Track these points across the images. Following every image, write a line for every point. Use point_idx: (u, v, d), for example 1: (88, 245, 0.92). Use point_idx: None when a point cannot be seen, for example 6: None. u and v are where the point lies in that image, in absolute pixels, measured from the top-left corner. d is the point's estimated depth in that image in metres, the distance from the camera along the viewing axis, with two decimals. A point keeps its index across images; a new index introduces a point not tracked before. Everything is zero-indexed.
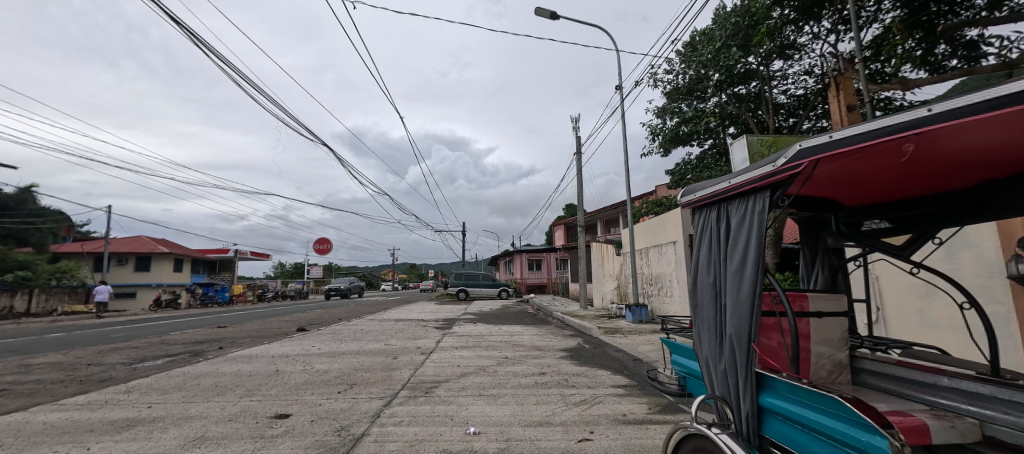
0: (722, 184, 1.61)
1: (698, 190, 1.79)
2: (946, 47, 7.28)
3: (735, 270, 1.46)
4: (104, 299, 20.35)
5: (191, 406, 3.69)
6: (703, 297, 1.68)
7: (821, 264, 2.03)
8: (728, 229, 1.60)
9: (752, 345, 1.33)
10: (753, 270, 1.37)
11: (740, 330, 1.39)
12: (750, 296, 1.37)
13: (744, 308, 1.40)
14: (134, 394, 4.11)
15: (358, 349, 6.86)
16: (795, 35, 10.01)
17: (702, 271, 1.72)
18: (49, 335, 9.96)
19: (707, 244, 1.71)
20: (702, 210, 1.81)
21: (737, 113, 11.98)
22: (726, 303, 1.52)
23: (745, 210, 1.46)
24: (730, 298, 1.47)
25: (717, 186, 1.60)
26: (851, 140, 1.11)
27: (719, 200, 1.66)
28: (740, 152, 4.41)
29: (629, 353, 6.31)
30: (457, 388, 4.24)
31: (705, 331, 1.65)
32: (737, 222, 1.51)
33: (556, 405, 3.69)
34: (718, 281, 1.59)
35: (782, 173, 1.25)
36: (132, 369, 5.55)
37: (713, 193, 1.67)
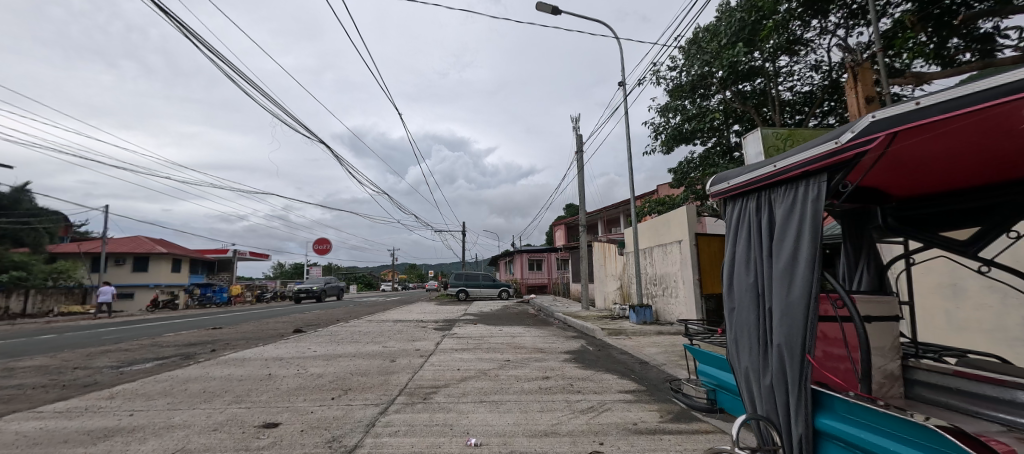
0: (765, 169, 1.51)
1: (733, 177, 1.71)
2: (958, 41, 7.13)
3: (783, 270, 1.38)
4: (106, 299, 20.32)
5: (175, 414, 3.48)
6: (741, 299, 1.60)
7: (866, 263, 1.85)
8: (770, 224, 1.52)
9: (807, 357, 1.26)
10: (806, 273, 1.29)
11: (792, 341, 1.32)
12: (803, 303, 1.29)
13: (796, 316, 1.32)
14: (116, 401, 3.90)
15: (355, 351, 6.66)
16: (801, 31, 9.82)
17: (739, 270, 1.64)
18: (40, 337, 9.76)
19: (744, 240, 1.64)
20: (736, 199, 1.74)
21: (743, 110, 11.79)
22: (771, 308, 1.44)
23: (796, 201, 1.38)
24: (777, 303, 1.40)
25: (760, 171, 1.50)
26: (939, 107, 0.96)
27: (760, 188, 1.57)
28: (754, 146, 4.21)
29: (635, 355, 6.11)
30: (457, 394, 4.03)
31: (744, 338, 1.57)
32: (784, 216, 1.42)
33: (562, 413, 3.49)
34: (760, 283, 1.52)
35: (848, 150, 1.17)
36: (119, 373, 5.33)
37: (753, 180, 1.58)
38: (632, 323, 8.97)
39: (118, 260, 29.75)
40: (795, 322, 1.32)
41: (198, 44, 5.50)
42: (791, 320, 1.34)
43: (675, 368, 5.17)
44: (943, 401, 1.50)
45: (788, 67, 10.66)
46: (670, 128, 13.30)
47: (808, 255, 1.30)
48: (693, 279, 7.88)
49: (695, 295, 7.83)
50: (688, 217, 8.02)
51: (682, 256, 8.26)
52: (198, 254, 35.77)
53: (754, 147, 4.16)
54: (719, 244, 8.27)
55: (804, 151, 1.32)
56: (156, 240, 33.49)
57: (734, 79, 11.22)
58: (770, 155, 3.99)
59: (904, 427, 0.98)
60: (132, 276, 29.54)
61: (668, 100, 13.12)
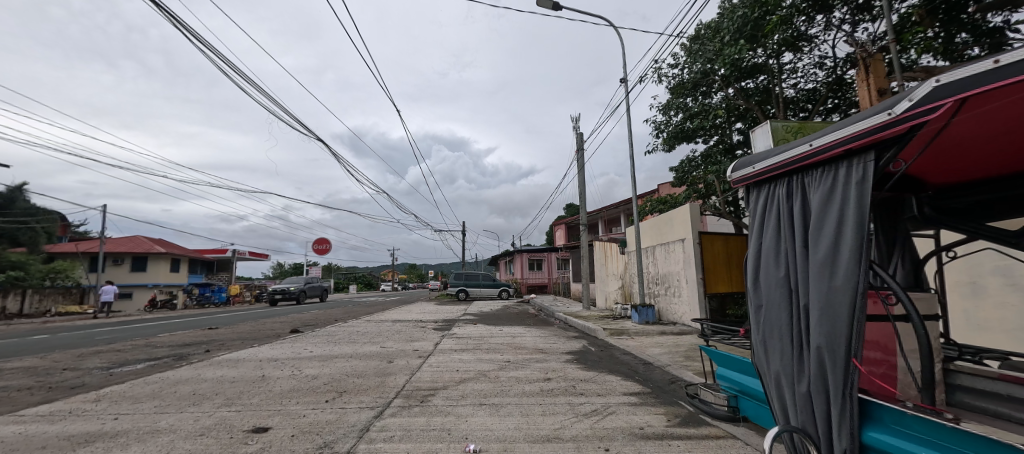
0: (800, 148, 1.45)
1: (761, 162, 1.66)
2: (966, 36, 6.96)
3: (820, 264, 1.32)
4: (107, 299, 20.30)
5: (161, 418, 3.33)
6: (771, 295, 1.55)
7: (901, 257, 1.79)
8: (804, 214, 1.47)
9: (855, 362, 1.19)
10: (849, 267, 1.22)
11: (833, 343, 1.26)
12: (847, 301, 1.22)
13: (837, 316, 1.25)
14: (102, 404, 3.75)
15: (352, 352, 6.52)
16: (806, 27, 9.66)
17: (769, 263, 1.59)
18: (33, 337, 9.60)
19: (775, 230, 1.59)
20: (767, 185, 1.69)
21: (746, 108, 11.65)
22: (807, 305, 1.38)
23: (838, 184, 1.32)
24: (814, 299, 1.34)
25: (795, 151, 1.44)
26: (998, 76, 0.85)
27: (795, 171, 1.52)
28: (763, 140, 4.04)
29: (639, 356, 5.98)
30: (456, 397, 3.89)
31: (776, 339, 1.52)
32: (821, 203, 1.36)
33: (565, 416, 3.34)
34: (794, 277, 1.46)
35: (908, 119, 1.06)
36: (109, 374, 5.19)
37: (785, 163, 1.52)
38: (634, 323, 8.83)
39: (117, 260, 29.64)
40: (836, 319, 1.26)
41: (190, 37, 5.34)
42: (832, 317, 1.27)
43: (680, 368, 5.03)
44: (993, 409, 1.32)
45: (792, 64, 10.54)
46: (671, 126, 13.15)
47: (850, 249, 1.23)
48: (696, 278, 7.74)
49: (698, 294, 7.69)
50: (691, 215, 7.89)
51: (685, 254, 8.12)
52: (196, 254, 35.57)
53: (763, 141, 4.01)
54: (723, 243, 8.13)
55: (843, 128, 1.26)
56: (155, 240, 33.37)
57: (737, 76, 11.07)
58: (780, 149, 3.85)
59: (973, 443, 0.97)
60: (130, 275, 29.42)
61: (669, 97, 12.98)
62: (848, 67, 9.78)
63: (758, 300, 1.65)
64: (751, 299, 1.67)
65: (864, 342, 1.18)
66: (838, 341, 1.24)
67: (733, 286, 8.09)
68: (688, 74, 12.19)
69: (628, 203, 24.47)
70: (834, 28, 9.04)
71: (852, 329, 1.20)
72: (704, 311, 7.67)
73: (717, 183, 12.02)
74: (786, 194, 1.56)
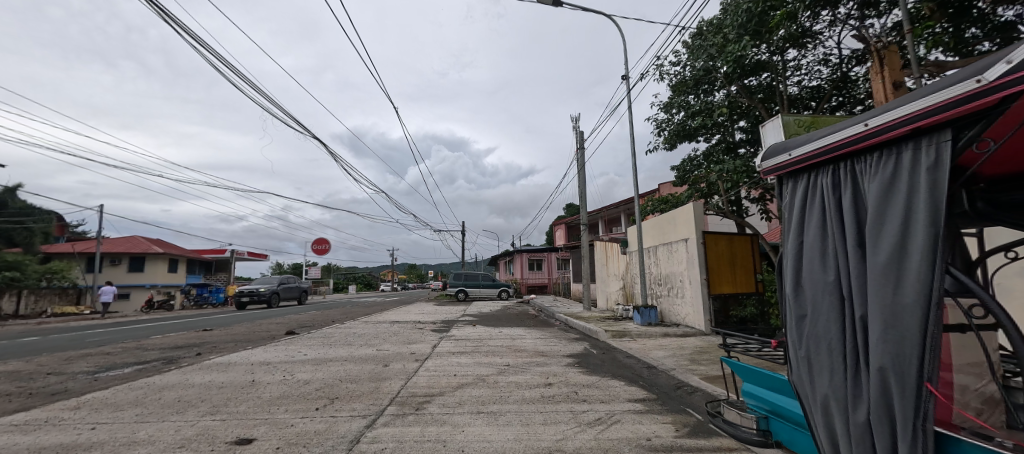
0: (850, 132, 1.31)
1: (804, 149, 1.53)
2: (976, 31, 6.77)
3: (880, 268, 1.16)
4: (105, 300, 20.15)
5: (140, 428, 3.16)
6: (819, 302, 1.40)
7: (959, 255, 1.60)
8: (857, 210, 1.31)
9: (925, 386, 1.03)
10: (915, 273, 1.06)
11: (897, 363, 1.09)
12: (914, 312, 1.06)
13: (903, 330, 1.09)
14: (80, 413, 3.57)
15: (347, 355, 6.34)
16: (810, 23, 9.50)
17: (815, 265, 1.45)
18: (23, 340, 9.41)
19: (821, 227, 1.44)
20: (811, 176, 1.55)
21: (749, 105, 11.47)
22: (862, 314, 1.23)
23: (896, 174, 1.17)
24: (872, 308, 1.18)
25: (844, 134, 1.31)
26: None
27: (844, 159, 1.38)
28: (774, 136, 3.86)
29: (642, 359, 5.81)
30: (452, 404, 3.71)
31: (826, 353, 1.37)
32: (877, 198, 1.21)
33: (567, 425, 3.17)
34: (845, 283, 1.31)
35: (984, 95, 0.91)
36: (94, 379, 5.01)
37: (831, 148, 1.39)
38: (636, 325, 8.65)
39: (114, 260, 29.43)
40: (901, 335, 1.10)
41: (179, 31, 5.22)
42: (897, 331, 1.11)
43: (685, 373, 4.85)
44: None
45: (796, 61, 10.40)
46: (673, 124, 12.97)
47: (916, 251, 1.08)
48: (700, 278, 7.56)
49: (702, 296, 7.52)
50: (695, 214, 7.71)
51: (688, 255, 7.95)
52: (195, 255, 35.39)
53: (774, 136, 3.83)
54: (727, 242, 7.96)
55: (901, 107, 1.12)
56: (152, 240, 33.17)
57: (740, 74, 10.91)
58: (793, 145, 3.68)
59: None
60: (128, 276, 29.21)
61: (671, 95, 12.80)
62: (853, 64, 9.63)
63: (802, 307, 1.50)
64: (794, 306, 1.53)
65: (939, 364, 1.01)
66: (904, 360, 1.08)
67: (737, 287, 7.91)
68: (690, 72, 12.02)
69: (628, 202, 24.31)
70: (839, 24, 8.87)
71: (921, 346, 1.04)
72: (708, 312, 7.50)
73: (720, 181, 11.82)
74: (833, 187, 1.42)
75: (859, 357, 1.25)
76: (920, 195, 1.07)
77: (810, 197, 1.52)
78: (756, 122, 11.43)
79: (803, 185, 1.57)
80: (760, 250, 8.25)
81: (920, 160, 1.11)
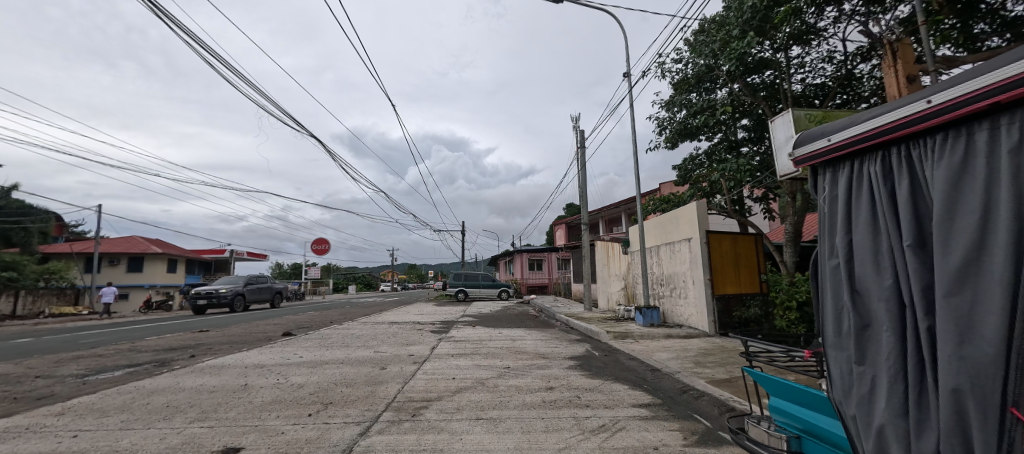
0: (908, 113, 1.14)
1: (848, 134, 1.35)
2: (984, 27, 6.62)
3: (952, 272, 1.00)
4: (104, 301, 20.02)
5: (123, 436, 3.02)
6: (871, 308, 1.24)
7: None
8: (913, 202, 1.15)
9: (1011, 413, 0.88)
10: (998, 280, 0.91)
11: (975, 384, 0.94)
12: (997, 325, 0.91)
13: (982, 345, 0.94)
14: (63, 419, 3.44)
15: (343, 357, 6.21)
16: (814, 19, 9.36)
17: (864, 266, 1.28)
18: (16, 341, 9.27)
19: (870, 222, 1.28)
20: (855, 163, 1.37)
21: (752, 103, 11.34)
22: (926, 324, 1.07)
23: (968, 160, 1.00)
24: (941, 318, 1.03)
25: (902, 115, 1.14)
26: None
27: (898, 143, 1.21)
28: (784, 131, 3.74)
29: (645, 361, 5.68)
30: (450, 409, 3.57)
31: (880, 367, 1.22)
32: (943, 188, 1.05)
33: (570, 433, 3.03)
34: (903, 287, 1.15)
35: None
36: (82, 383, 4.87)
37: (884, 132, 1.22)
38: (639, 326, 8.51)
39: (112, 260, 29.31)
40: (985, 353, 0.93)
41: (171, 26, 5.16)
42: (975, 347, 0.96)
43: (690, 376, 4.72)
44: None
45: (800, 58, 10.27)
46: (675, 123, 12.83)
47: (998, 254, 0.92)
48: (703, 279, 7.42)
49: (706, 296, 7.38)
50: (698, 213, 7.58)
51: (691, 255, 7.82)
52: (193, 255, 35.26)
53: (785, 131, 3.69)
54: (731, 241, 7.84)
55: (976, 82, 0.95)
56: (151, 240, 33.06)
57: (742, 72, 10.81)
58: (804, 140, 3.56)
59: None
60: (126, 276, 29.10)
61: (672, 93, 12.67)
62: (858, 61, 9.50)
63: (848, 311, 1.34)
64: (839, 310, 1.36)
65: None
66: (986, 383, 0.93)
67: (742, 288, 7.75)
68: (692, 70, 11.90)
69: (629, 202, 24.21)
70: (843, 21, 8.72)
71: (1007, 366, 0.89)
72: (712, 313, 7.36)
73: (723, 180, 11.67)
74: (884, 175, 1.25)
75: (925, 373, 1.09)
76: (1002, 189, 0.91)
77: (856, 188, 1.35)
78: (759, 121, 11.28)
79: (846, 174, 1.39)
80: (765, 249, 8.12)
81: (998, 144, 0.94)
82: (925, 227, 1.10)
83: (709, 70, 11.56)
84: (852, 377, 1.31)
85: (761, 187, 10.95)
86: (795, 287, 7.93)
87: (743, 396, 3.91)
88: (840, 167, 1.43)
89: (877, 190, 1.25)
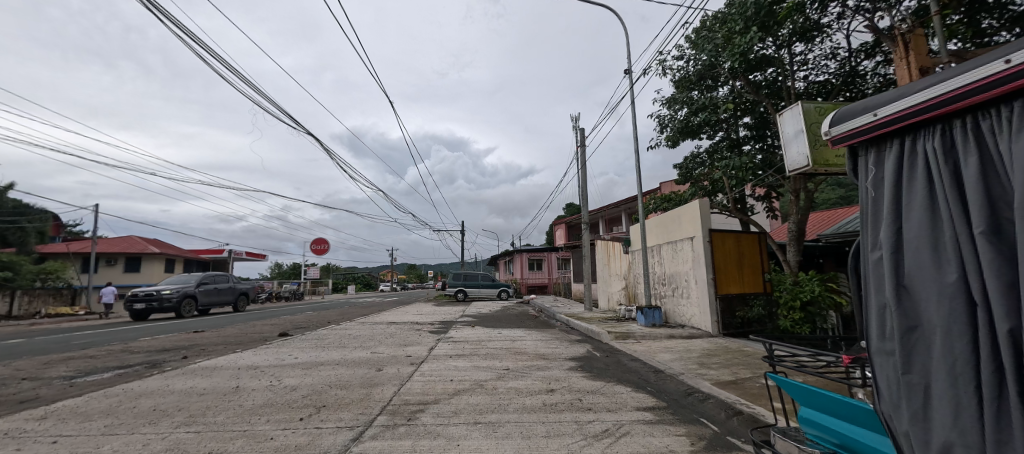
0: (976, 70, 0.90)
1: (898, 101, 1.11)
2: (992, 23, 6.45)
3: None
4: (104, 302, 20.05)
5: (104, 442, 2.88)
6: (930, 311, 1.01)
7: None
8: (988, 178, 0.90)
9: None
10: None
11: None
12: None
13: None
14: (44, 424, 3.30)
15: (339, 358, 6.09)
16: (818, 16, 9.25)
17: (916, 258, 1.05)
18: (9, 342, 9.15)
19: (924, 206, 1.04)
20: (906, 135, 1.13)
21: (754, 101, 11.21)
22: (1004, 332, 0.84)
23: None
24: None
25: (971, 73, 0.90)
26: None
27: (962, 108, 0.97)
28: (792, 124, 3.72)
29: (648, 363, 5.55)
30: (447, 413, 3.44)
31: (939, 380, 0.99)
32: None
33: (573, 438, 2.90)
34: (970, 284, 0.92)
35: None
36: (69, 385, 4.73)
37: (945, 96, 0.98)
38: (640, 326, 8.38)
39: (110, 260, 29.17)
40: None
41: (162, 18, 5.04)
42: None
43: (695, 378, 4.60)
44: None
45: (803, 55, 10.19)
46: (676, 121, 12.71)
47: None
48: (706, 278, 7.30)
49: (709, 296, 7.25)
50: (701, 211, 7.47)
51: (693, 254, 7.70)
52: (192, 255, 35.11)
53: (793, 124, 3.59)
54: (734, 240, 7.73)
55: None
56: (149, 240, 32.94)
57: (745, 69, 10.71)
58: (813, 132, 3.47)
59: None
60: (124, 276, 28.96)
61: (674, 91, 12.55)
62: (862, 58, 9.39)
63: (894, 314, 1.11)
64: (883, 310, 1.14)
65: None
66: None
67: (745, 287, 7.64)
68: (694, 67, 11.78)
69: (628, 202, 24.13)
70: (846, 18, 8.63)
71: None
72: (715, 313, 7.24)
73: (725, 179, 11.52)
74: (945, 148, 1.00)
75: (1002, 393, 0.86)
76: None
77: (908, 167, 1.11)
78: (762, 118, 11.16)
79: (893, 153, 1.16)
80: (768, 248, 8.01)
81: None
82: (1002, 209, 0.87)
83: (710, 67, 11.45)
84: (899, 389, 1.09)
85: (764, 185, 10.82)
86: (799, 287, 7.82)
87: (750, 398, 3.79)
88: (885, 146, 1.20)
89: (935, 171, 1.02)
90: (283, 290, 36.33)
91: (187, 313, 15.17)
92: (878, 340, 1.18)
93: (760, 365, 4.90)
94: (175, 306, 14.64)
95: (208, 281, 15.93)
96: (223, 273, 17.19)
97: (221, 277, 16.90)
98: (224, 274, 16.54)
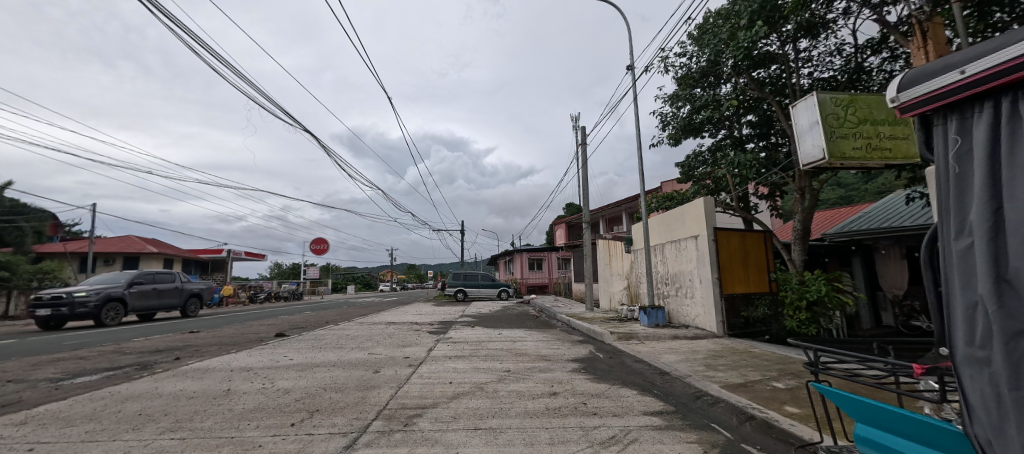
0: None
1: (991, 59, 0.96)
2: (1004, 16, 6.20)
3: None
4: None
5: (82, 450, 2.73)
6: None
7: None
8: None
9: None
10: None
11: None
12: None
13: None
14: (22, 429, 3.15)
15: (336, 359, 5.93)
16: (823, 11, 9.10)
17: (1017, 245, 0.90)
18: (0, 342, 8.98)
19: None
20: (997, 101, 0.98)
21: (758, 98, 11.03)
22: None
23: None
24: None
25: None
26: None
27: None
28: (807, 115, 3.58)
29: (652, 364, 5.40)
30: (446, 418, 3.29)
31: None
32: None
33: (578, 446, 2.74)
34: None
35: None
36: (54, 387, 4.57)
37: None
38: (643, 326, 8.22)
39: (107, 260, 28.99)
40: None
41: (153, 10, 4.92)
42: None
43: (703, 380, 4.44)
44: None
45: (807, 52, 10.03)
46: (679, 118, 12.57)
47: None
48: (711, 278, 7.14)
49: (715, 296, 7.09)
50: (706, 209, 7.31)
51: (698, 252, 7.53)
52: (190, 254, 34.95)
53: (807, 115, 3.45)
54: (740, 238, 7.57)
55: None
56: (147, 240, 32.78)
57: (748, 66, 10.56)
58: (829, 123, 3.35)
59: None
60: None
61: (676, 89, 12.39)
62: (869, 54, 9.23)
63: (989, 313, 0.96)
64: (975, 309, 0.99)
65: None
66: None
67: (751, 287, 7.48)
68: (696, 64, 11.63)
69: (629, 201, 23.98)
70: (852, 13, 8.48)
71: None
72: (721, 313, 7.09)
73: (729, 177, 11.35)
74: None
75: None
76: None
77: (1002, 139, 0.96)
78: (765, 116, 11.01)
79: (981, 123, 1.01)
80: (774, 247, 7.86)
81: None
82: None
83: (713, 64, 11.29)
84: (998, 401, 0.94)
85: (768, 183, 10.63)
86: (805, 286, 7.66)
87: (762, 402, 3.63)
88: (969, 117, 1.05)
89: None
90: (281, 290, 36.15)
91: (113, 320, 11.94)
92: (967, 344, 1.03)
93: (769, 367, 4.75)
94: (96, 312, 11.44)
95: (142, 281, 12.61)
96: (163, 270, 13.73)
97: (161, 275, 13.53)
98: (165, 272, 13.16)
